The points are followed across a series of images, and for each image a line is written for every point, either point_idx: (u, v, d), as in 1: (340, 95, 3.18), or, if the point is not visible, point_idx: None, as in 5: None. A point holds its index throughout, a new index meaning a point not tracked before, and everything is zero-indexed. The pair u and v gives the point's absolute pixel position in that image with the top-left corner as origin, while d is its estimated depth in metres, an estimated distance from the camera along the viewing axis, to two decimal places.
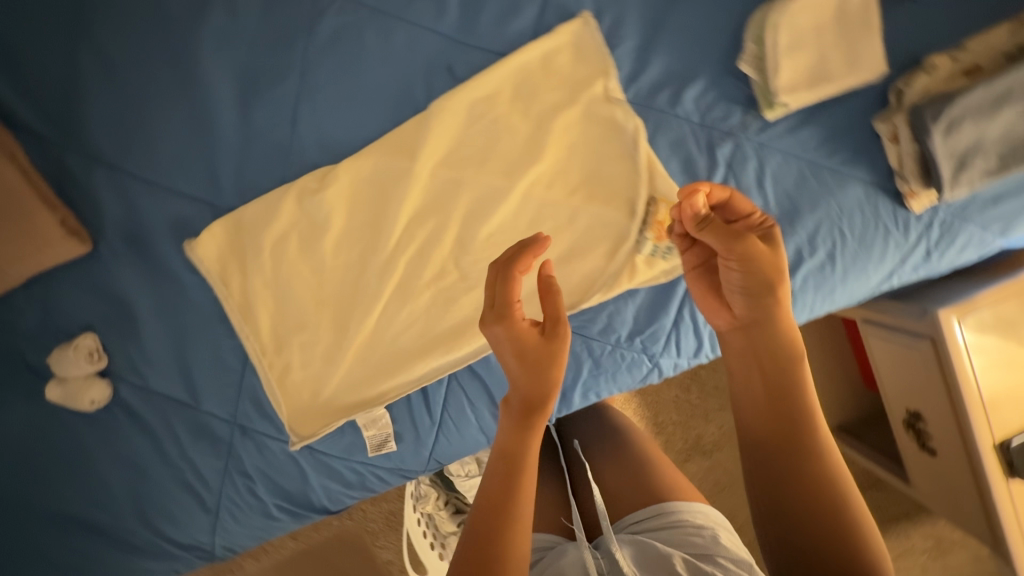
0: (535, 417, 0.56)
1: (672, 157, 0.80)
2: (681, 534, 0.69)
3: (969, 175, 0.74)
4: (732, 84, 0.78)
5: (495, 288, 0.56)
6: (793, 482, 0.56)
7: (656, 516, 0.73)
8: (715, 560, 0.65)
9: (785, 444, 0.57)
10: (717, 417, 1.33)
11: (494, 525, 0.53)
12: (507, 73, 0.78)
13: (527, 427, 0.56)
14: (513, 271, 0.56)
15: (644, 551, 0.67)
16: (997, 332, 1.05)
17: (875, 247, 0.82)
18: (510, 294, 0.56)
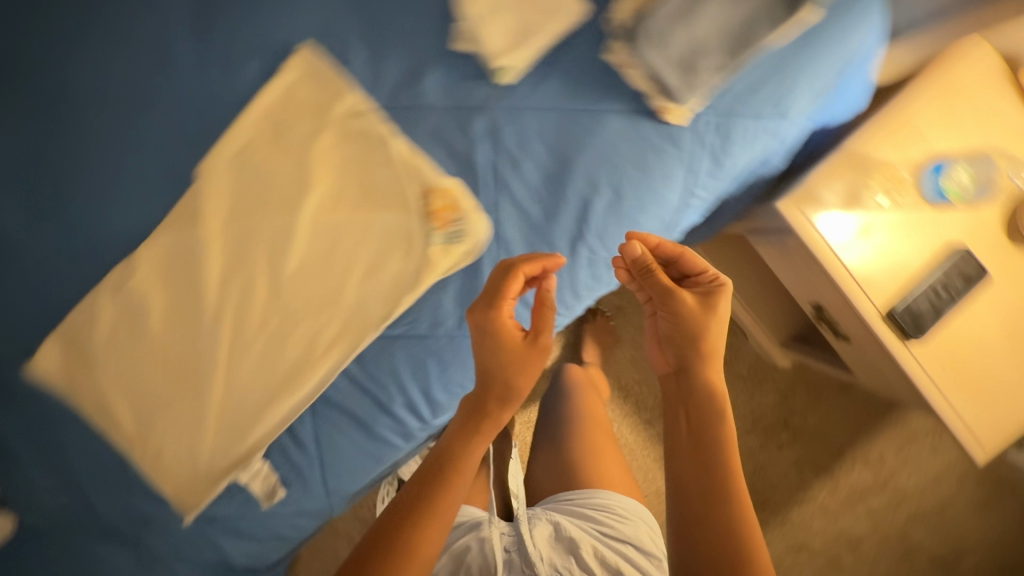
0: (480, 420, 0.75)
1: (436, 146, 0.82)
2: (590, 514, 1.04)
3: (704, 79, 0.77)
4: (462, 64, 0.81)
5: (484, 316, 0.77)
6: (702, 522, 0.69)
7: (576, 496, 1.09)
8: (610, 540, 1.01)
9: (709, 489, 0.71)
10: None
11: (400, 520, 0.70)
12: (256, 120, 0.81)
13: (472, 431, 0.75)
14: (508, 281, 0.76)
15: (557, 533, 1.01)
16: (843, 204, 1.04)
17: (655, 169, 0.84)
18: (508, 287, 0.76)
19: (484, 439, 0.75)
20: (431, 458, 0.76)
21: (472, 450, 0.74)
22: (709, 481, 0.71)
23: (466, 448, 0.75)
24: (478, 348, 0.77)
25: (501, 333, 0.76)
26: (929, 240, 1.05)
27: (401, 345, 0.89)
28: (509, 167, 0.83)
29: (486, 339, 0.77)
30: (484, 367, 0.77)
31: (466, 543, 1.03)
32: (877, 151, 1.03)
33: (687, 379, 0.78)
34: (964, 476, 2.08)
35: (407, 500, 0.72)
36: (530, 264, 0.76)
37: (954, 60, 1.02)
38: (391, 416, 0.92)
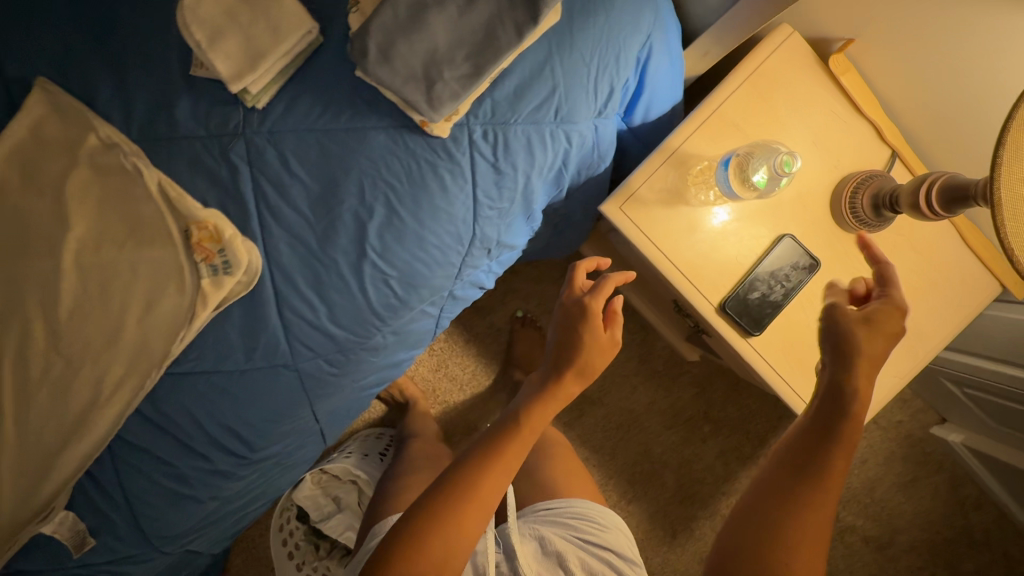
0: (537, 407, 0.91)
1: (194, 175, 0.80)
2: (570, 523, 1.17)
3: (447, 89, 0.73)
4: (212, 92, 0.79)
5: (568, 315, 0.99)
6: None
7: (556, 515, 1.20)
8: (590, 544, 1.13)
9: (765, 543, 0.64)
10: None
11: (467, 463, 0.84)
12: (7, 162, 0.79)
13: (534, 407, 0.91)
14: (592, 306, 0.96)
15: (543, 548, 1.11)
16: (666, 202, 1.02)
17: (430, 182, 0.82)
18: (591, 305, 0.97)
19: (557, 402, 0.92)
20: (510, 414, 0.91)
21: (543, 412, 0.91)
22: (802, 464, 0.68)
23: (543, 413, 0.91)
24: (570, 332, 0.97)
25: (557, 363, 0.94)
26: (755, 232, 1.04)
27: (192, 379, 0.86)
28: (275, 192, 0.80)
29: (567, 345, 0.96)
30: (561, 360, 0.95)
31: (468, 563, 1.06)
32: (690, 144, 1.01)
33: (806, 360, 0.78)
34: (890, 456, 2.06)
35: (497, 440, 0.86)
36: (605, 283, 1.00)
37: (762, 46, 1.00)
38: (197, 453, 0.90)
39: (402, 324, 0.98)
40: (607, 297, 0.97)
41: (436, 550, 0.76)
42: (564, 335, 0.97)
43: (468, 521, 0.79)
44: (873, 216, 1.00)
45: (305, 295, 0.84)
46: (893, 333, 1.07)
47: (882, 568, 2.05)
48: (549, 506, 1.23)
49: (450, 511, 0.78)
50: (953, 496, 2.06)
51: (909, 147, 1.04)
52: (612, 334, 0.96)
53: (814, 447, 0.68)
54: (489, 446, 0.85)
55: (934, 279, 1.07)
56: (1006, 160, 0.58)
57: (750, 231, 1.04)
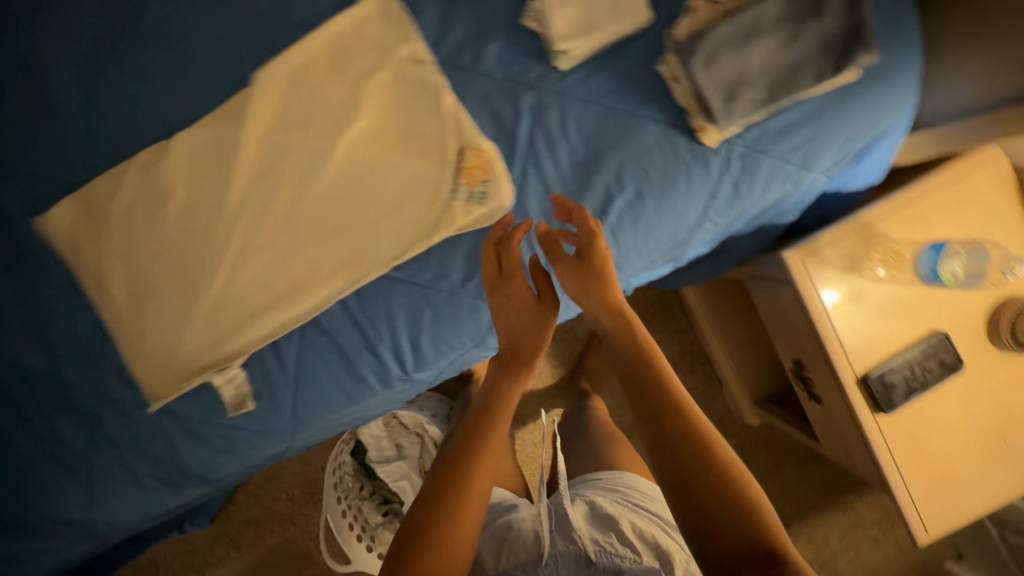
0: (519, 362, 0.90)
1: (480, 110, 0.87)
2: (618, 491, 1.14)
3: (742, 107, 0.81)
4: (524, 41, 0.85)
5: (494, 299, 0.88)
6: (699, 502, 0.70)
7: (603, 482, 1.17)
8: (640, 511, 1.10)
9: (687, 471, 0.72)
10: None
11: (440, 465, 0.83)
12: (323, 45, 0.85)
13: (505, 374, 0.90)
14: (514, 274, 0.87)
15: (594, 510, 1.07)
16: (842, 267, 1.10)
17: (680, 181, 0.88)
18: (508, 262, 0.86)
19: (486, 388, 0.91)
20: (481, 404, 0.90)
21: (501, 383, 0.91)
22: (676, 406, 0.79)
23: (512, 391, 0.90)
24: (503, 312, 0.88)
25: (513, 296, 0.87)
26: (915, 320, 1.10)
27: (402, 288, 0.91)
28: (545, 146, 0.87)
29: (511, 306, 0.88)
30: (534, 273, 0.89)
31: (513, 523, 1.08)
32: (883, 223, 1.08)
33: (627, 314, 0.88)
34: None
35: (480, 427, 0.87)
36: (579, 216, 0.85)
37: (973, 159, 1.08)
38: (374, 356, 0.94)
39: None
40: (581, 221, 0.84)
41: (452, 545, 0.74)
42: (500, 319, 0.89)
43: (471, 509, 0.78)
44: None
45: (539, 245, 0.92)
46: (1003, 452, 1.13)
47: None
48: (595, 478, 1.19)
49: (457, 504, 0.78)
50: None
51: None
52: (598, 285, 0.87)
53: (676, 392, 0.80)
54: (466, 437, 0.86)
55: None
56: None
57: (909, 317, 1.10)
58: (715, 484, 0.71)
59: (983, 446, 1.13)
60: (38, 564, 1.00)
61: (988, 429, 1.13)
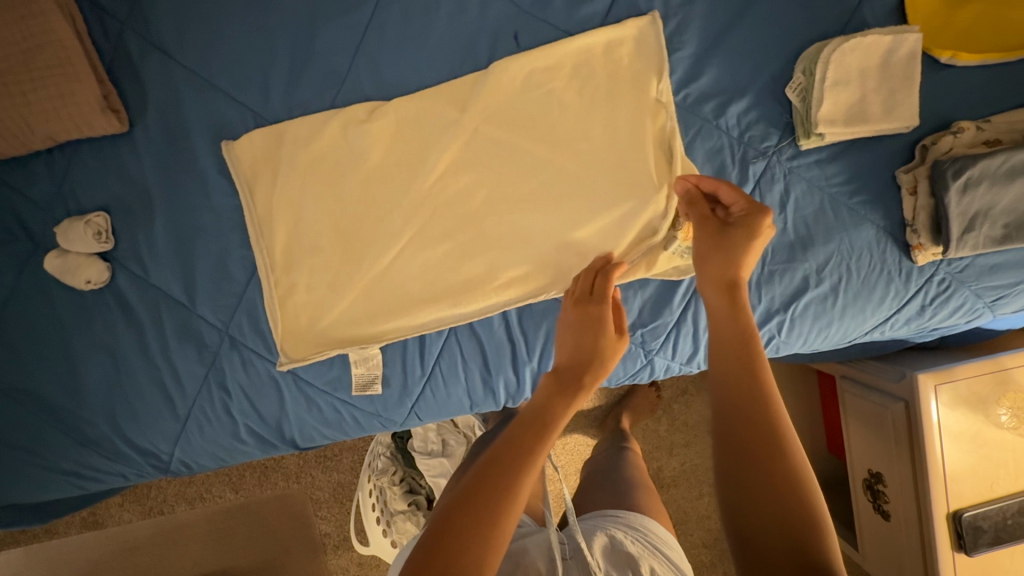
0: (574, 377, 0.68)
1: (706, 163, 0.84)
2: (638, 527, 0.96)
3: (975, 240, 0.79)
4: (774, 109, 0.82)
5: (572, 320, 0.75)
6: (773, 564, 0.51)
7: (621, 513, 1.00)
8: (665, 556, 0.91)
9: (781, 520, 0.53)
10: (680, 453, 1.56)
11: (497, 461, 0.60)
12: (572, 53, 0.81)
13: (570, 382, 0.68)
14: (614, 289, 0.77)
15: (614, 547, 0.89)
16: (967, 402, 1.10)
17: (876, 290, 0.86)
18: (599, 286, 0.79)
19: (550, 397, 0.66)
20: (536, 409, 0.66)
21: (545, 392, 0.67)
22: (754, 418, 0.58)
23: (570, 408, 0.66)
24: (581, 329, 0.73)
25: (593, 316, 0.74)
26: (1020, 474, 1.12)
27: None
28: None
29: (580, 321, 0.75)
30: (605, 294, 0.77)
31: (525, 547, 0.89)
32: (1019, 371, 1.10)
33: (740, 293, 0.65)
34: None
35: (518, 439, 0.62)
36: (730, 194, 0.70)
37: None
38: (514, 371, 0.91)
39: None
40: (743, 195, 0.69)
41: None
42: (577, 335, 0.74)
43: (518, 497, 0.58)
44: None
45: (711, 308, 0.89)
46: None
47: None
48: (611, 509, 1.02)
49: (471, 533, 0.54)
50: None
51: None
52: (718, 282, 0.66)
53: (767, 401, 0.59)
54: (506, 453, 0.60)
55: None
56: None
57: (1014, 466, 1.11)
58: (784, 529, 0.52)
59: None
60: (110, 482, 0.97)
61: None
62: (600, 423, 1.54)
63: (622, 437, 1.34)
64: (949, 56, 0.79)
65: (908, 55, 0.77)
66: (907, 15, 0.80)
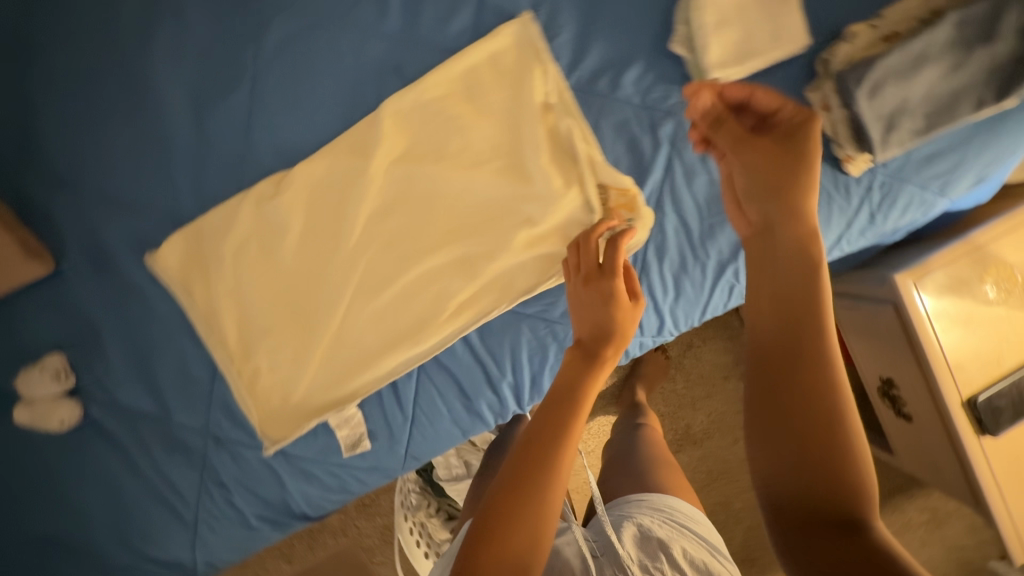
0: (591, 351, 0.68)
1: (616, 139, 0.83)
2: (663, 510, 0.96)
3: (899, 136, 0.78)
4: (667, 66, 0.81)
5: (577, 292, 0.74)
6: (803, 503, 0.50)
7: (645, 497, 1.02)
8: (693, 537, 0.93)
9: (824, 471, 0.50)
10: (703, 406, 1.56)
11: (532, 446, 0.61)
12: (454, 69, 0.80)
13: (587, 361, 0.67)
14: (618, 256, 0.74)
15: (644, 533, 0.91)
16: (952, 288, 1.08)
17: (820, 212, 0.85)
18: (609, 259, 0.74)
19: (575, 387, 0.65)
20: (556, 387, 0.66)
21: (567, 371, 0.67)
22: (791, 381, 0.53)
23: (593, 379, 0.65)
24: (588, 306, 0.72)
25: (597, 293, 0.72)
26: None
27: (529, 324, 0.88)
28: (683, 177, 0.84)
29: (584, 301, 0.73)
30: (613, 267, 0.73)
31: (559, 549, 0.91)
32: (997, 245, 1.07)
33: (774, 232, 0.60)
34: None
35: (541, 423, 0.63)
36: (770, 97, 0.65)
37: None
38: (494, 390, 0.90)
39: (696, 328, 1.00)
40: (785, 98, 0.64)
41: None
42: (586, 309, 0.72)
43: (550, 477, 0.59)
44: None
45: (664, 275, 0.87)
46: None
47: None
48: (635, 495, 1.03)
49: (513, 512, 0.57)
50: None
51: None
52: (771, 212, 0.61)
53: (809, 375, 0.53)
54: (526, 465, 0.60)
55: None
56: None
57: (1016, 338, 1.09)
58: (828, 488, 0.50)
59: None
60: None
61: None
62: (616, 400, 1.54)
63: (635, 413, 1.34)
64: None
65: None
66: None
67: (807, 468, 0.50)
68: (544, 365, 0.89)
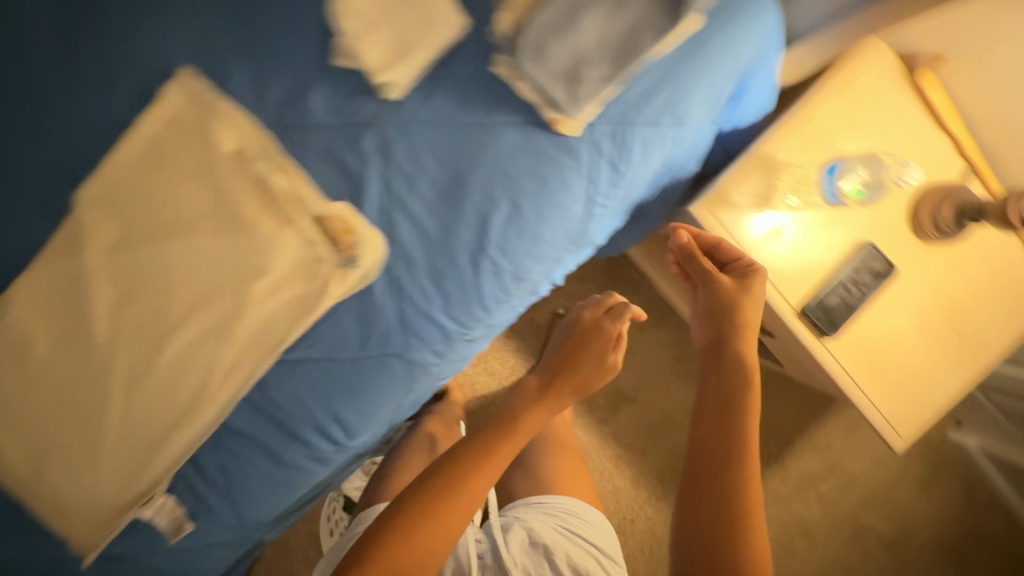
0: (551, 386, 0.96)
1: (321, 162, 0.79)
2: (553, 513, 1.21)
3: (589, 86, 0.76)
4: (344, 80, 0.79)
5: (575, 334, 1.02)
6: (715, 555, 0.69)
7: (540, 501, 1.24)
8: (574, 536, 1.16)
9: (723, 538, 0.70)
10: None
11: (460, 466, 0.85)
12: (135, 143, 0.78)
13: (541, 397, 0.95)
14: (610, 330, 1.00)
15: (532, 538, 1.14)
16: (751, 204, 1.04)
17: (553, 180, 0.83)
18: (607, 328, 1.00)
19: (549, 410, 0.95)
20: (503, 414, 0.94)
21: (538, 420, 0.94)
22: (710, 491, 0.73)
23: (537, 419, 0.93)
24: (583, 346, 1.00)
25: (570, 366, 0.98)
26: (840, 238, 1.07)
27: (306, 368, 0.87)
28: (402, 184, 0.81)
29: (568, 344, 1.01)
30: (591, 322, 1.01)
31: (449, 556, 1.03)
32: (780, 151, 1.04)
33: (727, 414, 0.77)
34: (909, 460, 2.11)
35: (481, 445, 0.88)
36: (726, 254, 0.92)
37: (856, 61, 1.03)
38: (300, 440, 0.91)
39: (500, 317, 0.98)
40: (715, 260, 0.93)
41: (426, 554, 0.78)
42: (569, 352, 1.00)
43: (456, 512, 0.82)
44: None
45: (421, 284, 0.85)
46: (957, 340, 1.11)
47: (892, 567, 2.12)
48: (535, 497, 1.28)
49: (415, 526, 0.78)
50: (965, 500, 2.13)
51: (989, 167, 1.07)
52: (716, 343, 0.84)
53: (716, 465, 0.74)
54: (473, 447, 0.87)
55: (1003, 293, 1.11)
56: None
57: (830, 235, 1.07)
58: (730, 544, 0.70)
59: (938, 342, 1.11)
60: None
61: (937, 322, 1.10)
62: None
63: None
64: None
65: None
66: None
67: (719, 501, 0.72)
68: (339, 401, 0.90)
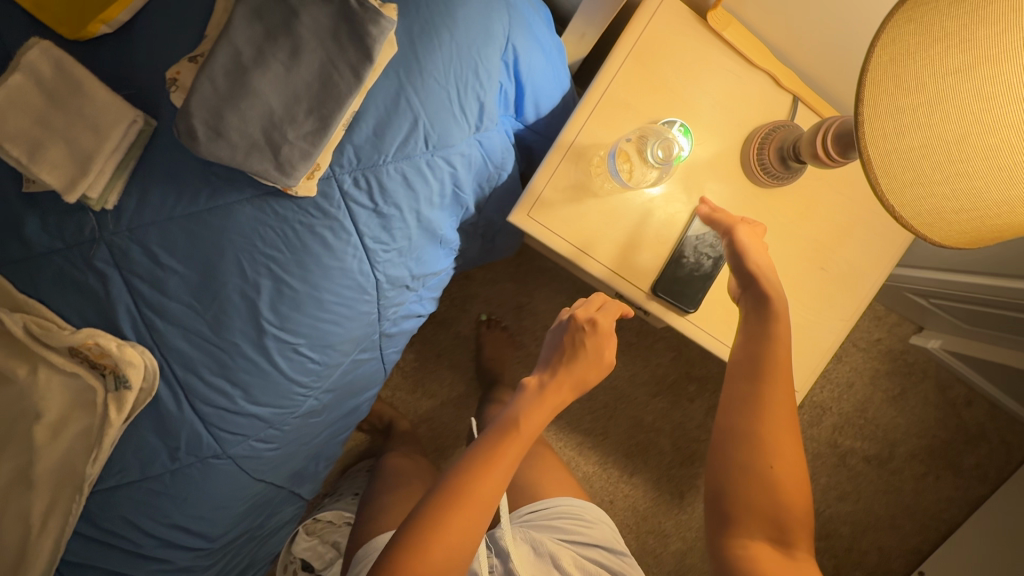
0: (546, 390, 0.89)
1: (62, 292, 0.76)
2: (557, 526, 0.97)
3: (295, 149, 0.69)
4: (59, 204, 0.76)
5: (568, 335, 0.93)
6: (746, 517, 0.79)
7: (547, 507, 1.01)
8: (581, 548, 0.94)
9: (755, 507, 0.78)
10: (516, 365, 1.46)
11: (472, 472, 0.77)
12: None
13: (542, 396, 0.88)
14: (603, 326, 0.94)
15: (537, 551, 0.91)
16: (568, 199, 0.96)
17: (310, 245, 0.78)
18: (601, 322, 0.94)
19: (552, 408, 0.88)
20: (510, 416, 0.85)
21: (539, 417, 0.86)
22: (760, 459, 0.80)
23: (539, 420, 0.85)
24: (572, 355, 0.92)
25: (573, 363, 0.92)
26: (675, 207, 0.98)
27: (124, 492, 0.82)
28: (151, 288, 0.77)
29: (557, 347, 0.94)
30: (581, 319, 0.94)
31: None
32: (584, 134, 0.95)
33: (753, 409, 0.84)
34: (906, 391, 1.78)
35: (491, 449, 0.80)
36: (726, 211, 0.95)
37: (636, 21, 0.94)
38: (154, 558, 0.86)
39: (336, 380, 0.93)
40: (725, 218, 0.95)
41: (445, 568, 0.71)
42: (566, 351, 0.93)
43: (463, 523, 0.73)
44: (837, 155, 0.86)
45: (209, 383, 0.81)
46: (831, 280, 1.03)
47: (939, 512, 1.77)
48: (527, 508, 1.02)
49: (432, 541, 0.71)
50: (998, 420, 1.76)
51: (807, 89, 1.00)
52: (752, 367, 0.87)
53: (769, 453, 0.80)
54: (481, 447, 0.80)
55: (865, 212, 1.02)
56: (873, 157, 0.56)
57: (669, 206, 0.98)
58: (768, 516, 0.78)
59: (807, 286, 1.02)
60: None
61: (803, 268, 1.02)
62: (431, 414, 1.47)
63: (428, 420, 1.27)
64: (100, 26, 0.72)
65: (54, 72, 0.71)
66: (53, 29, 0.74)
67: (754, 477, 0.79)
68: (174, 518, 0.85)
